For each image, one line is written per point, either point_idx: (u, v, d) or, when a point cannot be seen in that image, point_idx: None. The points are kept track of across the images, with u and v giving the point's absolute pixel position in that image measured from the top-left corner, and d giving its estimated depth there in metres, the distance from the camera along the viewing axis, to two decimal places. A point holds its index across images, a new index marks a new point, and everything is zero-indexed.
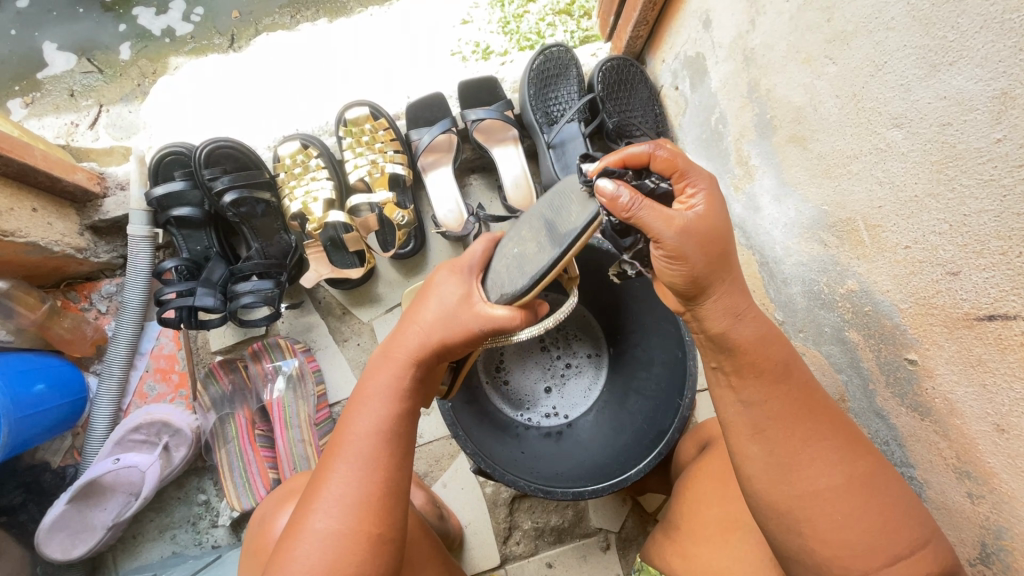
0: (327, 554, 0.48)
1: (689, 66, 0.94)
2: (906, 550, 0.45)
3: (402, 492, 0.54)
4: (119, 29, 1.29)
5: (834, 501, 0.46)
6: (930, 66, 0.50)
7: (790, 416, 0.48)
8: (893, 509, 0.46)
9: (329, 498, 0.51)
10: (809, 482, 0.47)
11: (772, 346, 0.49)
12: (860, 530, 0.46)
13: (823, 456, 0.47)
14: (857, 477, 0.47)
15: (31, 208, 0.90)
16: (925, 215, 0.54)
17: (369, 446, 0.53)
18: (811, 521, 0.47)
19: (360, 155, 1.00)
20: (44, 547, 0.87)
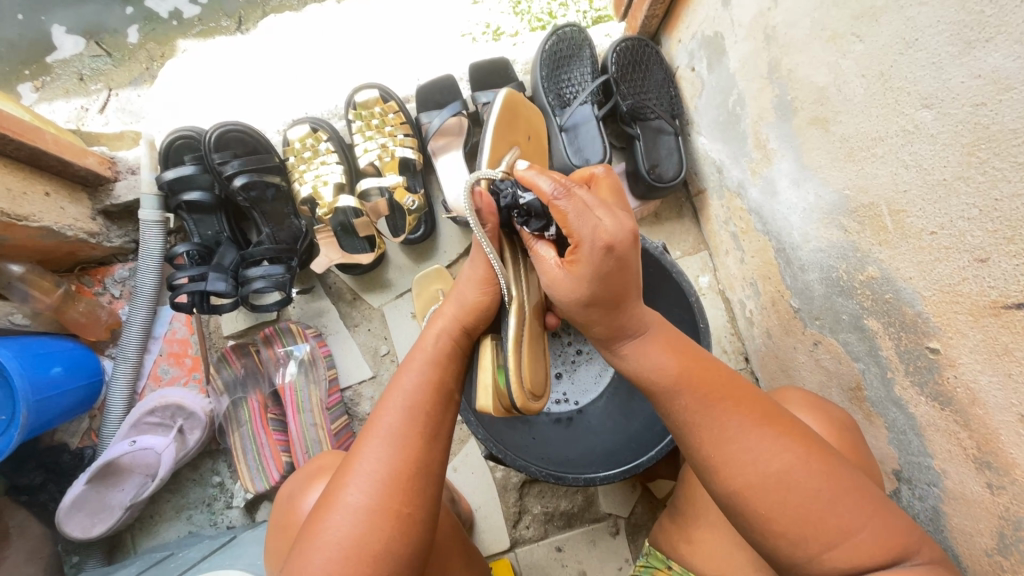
0: (357, 525, 0.49)
1: (706, 46, 0.91)
2: (844, 533, 0.44)
3: (434, 475, 0.54)
4: (126, 12, 1.27)
5: (756, 497, 0.46)
6: (964, 43, 0.48)
7: (704, 416, 0.48)
8: (825, 496, 0.45)
9: (364, 470, 0.51)
10: (726, 485, 0.47)
11: (673, 360, 0.50)
12: (793, 522, 0.45)
13: (742, 455, 0.46)
14: (792, 465, 0.46)
15: (45, 192, 0.91)
16: (953, 200, 0.52)
17: (404, 422, 0.53)
18: (748, 508, 0.46)
19: (370, 138, 0.99)
20: (64, 525, 0.90)
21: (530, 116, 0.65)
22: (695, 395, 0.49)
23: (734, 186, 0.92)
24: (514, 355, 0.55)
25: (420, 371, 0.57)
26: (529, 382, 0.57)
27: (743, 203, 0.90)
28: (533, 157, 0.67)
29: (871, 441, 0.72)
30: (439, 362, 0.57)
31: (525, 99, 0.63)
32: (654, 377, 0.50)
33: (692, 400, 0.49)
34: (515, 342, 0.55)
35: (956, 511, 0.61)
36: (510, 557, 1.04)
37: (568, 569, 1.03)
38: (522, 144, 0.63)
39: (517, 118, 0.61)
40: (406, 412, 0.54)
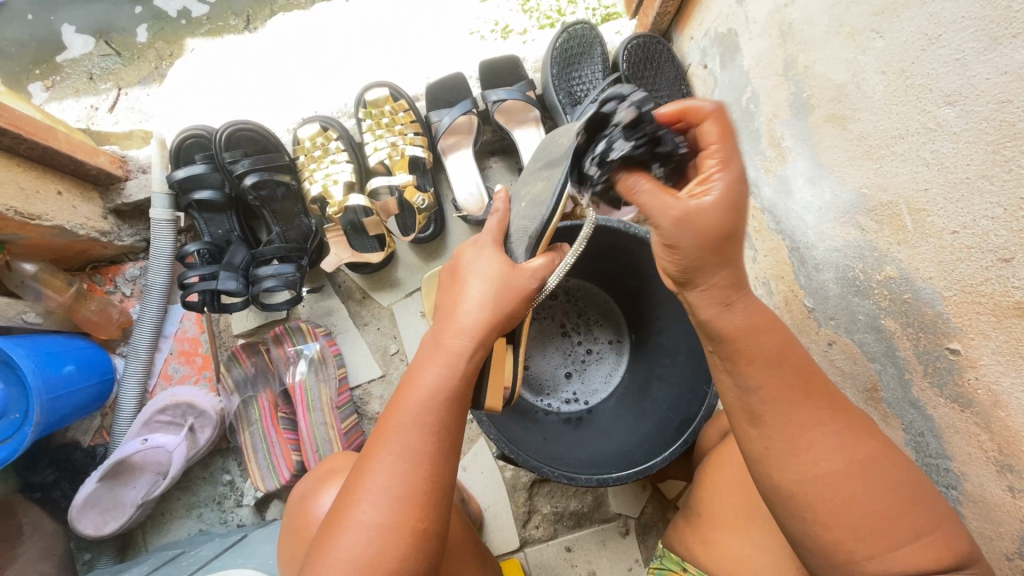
0: (373, 543, 0.49)
1: (719, 43, 0.90)
2: (910, 535, 0.43)
3: (452, 488, 0.53)
4: (135, 11, 1.27)
5: (836, 484, 0.45)
6: (991, 38, 0.47)
7: (790, 397, 0.47)
8: (905, 492, 0.44)
9: (380, 488, 0.50)
10: (790, 474, 0.46)
11: (761, 334, 0.48)
12: (867, 517, 0.44)
13: (832, 438, 0.46)
14: (859, 462, 0.45)
15: (57, 190, 0.91)
16: (976, 199, 0.51)
17: (422, 441, 0.51)
18: (815, 504, 0.45)
19: (380, 137, 0.99)
20: (77, 522, 0.90)
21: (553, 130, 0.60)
22: (788, 373, 0.47)
23: (747, 184, 0.91)
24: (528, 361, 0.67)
25: (437, 382, 0.53)
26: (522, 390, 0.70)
27: (756, 201, 0.90)
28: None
29: None
30: (461, 374, 0.54)
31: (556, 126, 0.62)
32: (748, 345, 0.48)
33: (789, 377, 0.47)
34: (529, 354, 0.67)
35: (974, 514, 0.60)
36: (519, 556, 1.04)
37: (578, 570, 1.03)
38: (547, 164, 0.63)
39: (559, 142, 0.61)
40: (425, 429, 0.52)
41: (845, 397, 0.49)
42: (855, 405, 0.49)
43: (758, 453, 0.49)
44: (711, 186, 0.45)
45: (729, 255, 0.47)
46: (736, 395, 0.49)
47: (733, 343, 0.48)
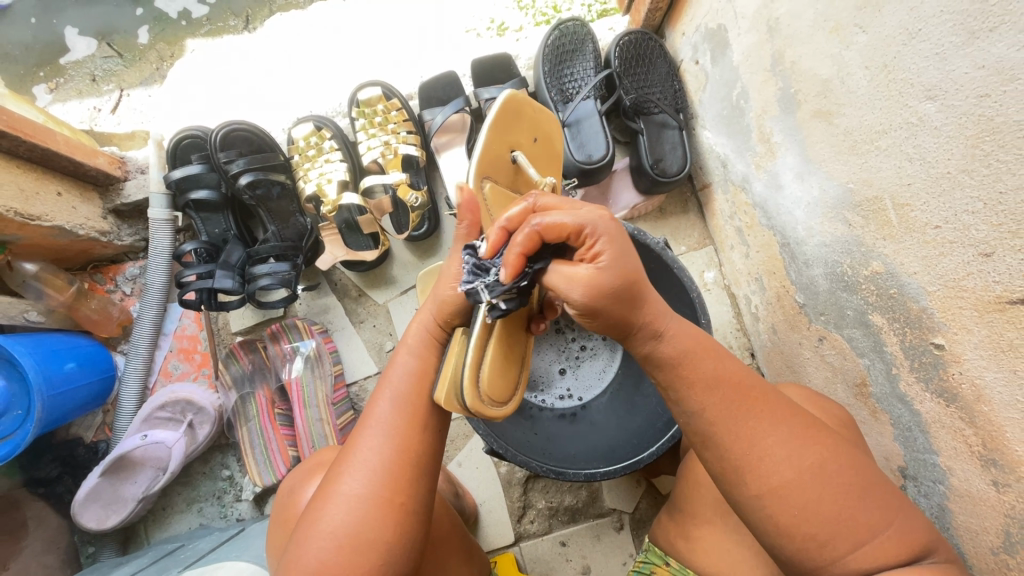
0: (352, 514, 0.51)
1: (710, 39, 0.90)
2: (867, 534, 0.44)
3: (429, 467, 0.56)
4: (137, 13, 1.29)
5: (792, 495, 0.45)
6: (969, 33, 0.47)
7: (736, 411, 0.47)
8: (857, 494, 0.45)
9: (359, 463, 0.53)
10: (748, 490, 0.46)
11: (700, 356, 0.48)
12: (825, 522, 0.45)
13: (780, 449, 0.46)
14: (811, 469, 0.45)
15: (56, 191, 0.92)
16: (957, 193, 0.51)
17: (396, 414, 0.55)
18: (776, 516, 0.45)
19: (373, 136, 1.00)
20: (80, 516, 0.92)
21: (538, 118, 0.62)
22: (729, 389, 0.47)
23: (739, 180, 0.91)
24: (478, 351, 0.50)
25: (407, 364, 0.57)
26: (488, 388, 0.51)
27: (748, 197, 0.90)
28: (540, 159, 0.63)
29: (876, 438, 0.72)
30: (424, 356, 0.57)
31: (532, 101, 0.60)
32: (687, 369, 0.47)
33: (730, 391, 0.47)
34: (481, 339, 0.50)
35: (961, 509, 0.60)
36: (514, 551, 1.05)
37: (572, 564, 1.04)
38: (523, 144, 0.60)
39: (520, 120, 0.59)
40: (397, 405, 0.56)
41: (790, 401, 0.49)
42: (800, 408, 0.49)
43: (714, 470, 0.48)
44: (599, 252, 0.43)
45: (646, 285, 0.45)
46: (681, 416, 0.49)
47: (674, 368, 0.47)
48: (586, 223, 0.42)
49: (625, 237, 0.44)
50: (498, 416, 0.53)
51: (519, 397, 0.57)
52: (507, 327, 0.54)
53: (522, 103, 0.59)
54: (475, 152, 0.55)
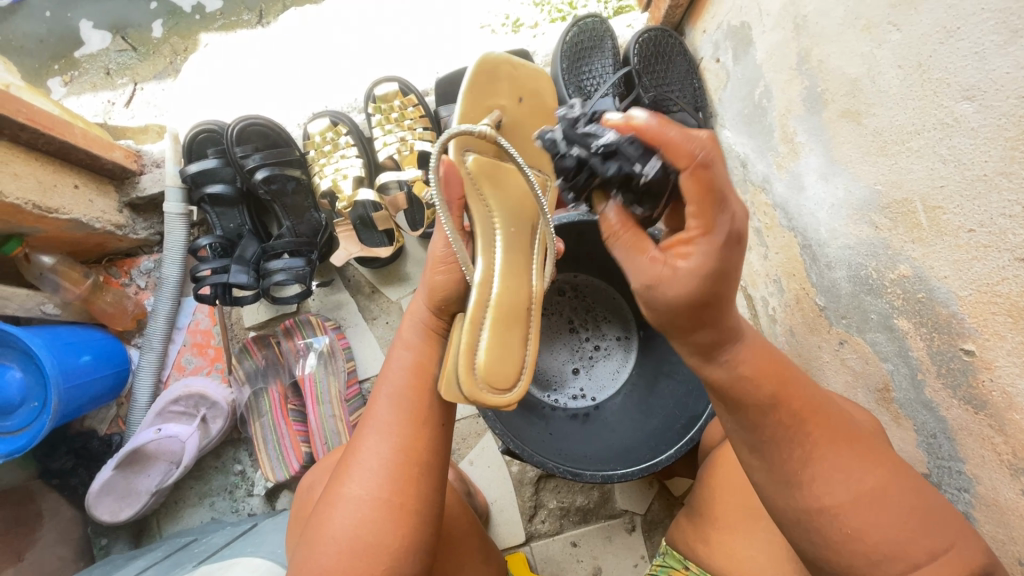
0: (354, 515, 0.51)
1: (732, 37, 0.88)
2: (927, 557, 0.42)
3: (432, 466, 0.54)
4: (151, 7, 1.29)
5: (843, 515, 0.44)
6: (1011, 32, 0.46)
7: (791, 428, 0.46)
8: (915, 519, 0.43)
9: (361, 463, 0.53)
10: (796, 501, 0.45)
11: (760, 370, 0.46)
12: (879, 543, 0.43)
13: (835, 472, 0.44)
14: (869, 491, 0.44)
15: (74, 184, 0.93)
16: (994, 196, 0.50)
17: (393, 412, 0.55)
18: (822, 531, 0.45)
19: (389, 132, 0.99)
20: (94, 508, 0.93)
21: (520, 76, 0.60)
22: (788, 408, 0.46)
23: (759, 180, 0.90)
24: (469, 336, 0.52)
25: (400, 360, 0.58)
26: (485, 373, 0.52)
27: (768, 197, 0.88)
28: (528, 119, 0.61)
29: (898, 443, 0.71)
30: (420, 349, 0.58)
31: (510, 58, 0.59)
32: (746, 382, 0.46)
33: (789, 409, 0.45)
34: (471, 322, 0.52)
35: (987, 518, 0.59)
36: (525, 551, 1.04)
37: (583, 565, 1.03)
38: (507, 105, 0.60)
39: (498, 80, 0.59)
40: (393, 403, 0.56)
41: (853, 422, 0.47)
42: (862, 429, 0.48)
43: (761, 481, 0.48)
44: (689, 257, 0.41)
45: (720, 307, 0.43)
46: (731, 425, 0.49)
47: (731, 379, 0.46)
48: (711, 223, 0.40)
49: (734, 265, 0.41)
50: (501, 404, 0.52)
51: (527, 380, 0.54)
52: (501, 311, 0.53)
53: (499, 65, 0.59)
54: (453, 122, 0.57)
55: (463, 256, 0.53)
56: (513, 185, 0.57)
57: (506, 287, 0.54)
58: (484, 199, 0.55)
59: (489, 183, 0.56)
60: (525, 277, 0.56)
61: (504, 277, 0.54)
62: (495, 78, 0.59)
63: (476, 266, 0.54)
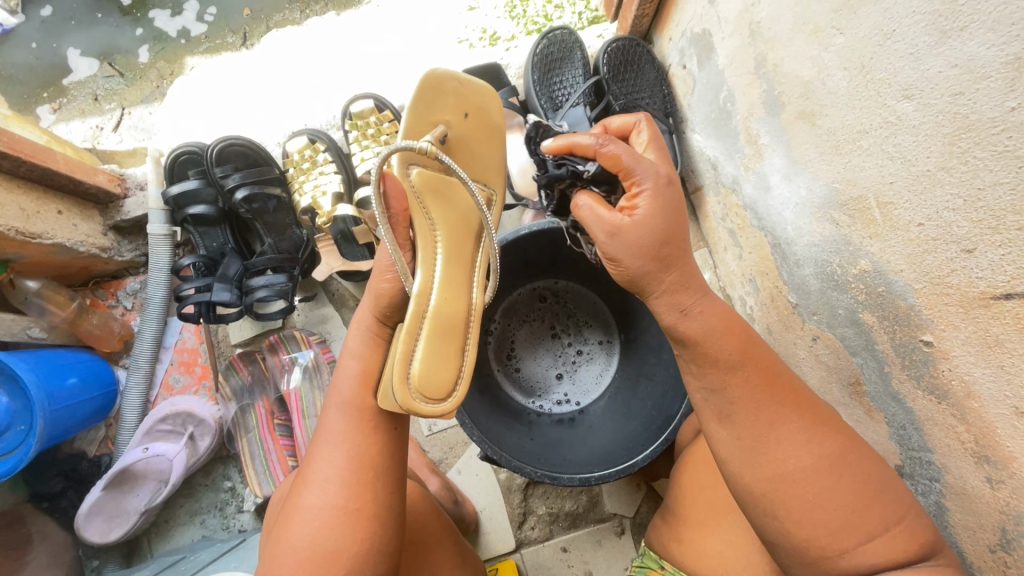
0: (317, 526, 0.51)
1: (696, 43, 0.91)
2: (883, 528, 0.44)
3: (386, 468, 0.56)
4: (137, 33, 1.32)
5: (805, 482, 0.46)
6: (940, 32, 0.48)
7: (755, 398, 0.48)
8: (872, 485, 0.45)
9: (316, 474, 0.54)
10: (772, 464, 0.47)
11: (725, 338, 0.49)
12: (839, 511, 0.45)
13: (796, 436, 0.47)
14: (827, 459, 0.46)
15: (57, 210, 0.94)
16: (938, 191, 0.52)
17: (343, 423, 0.57)
18: (793, 502, 0.46)
19: (367, 147, 1.00)
20: (83, 530, 0.93)
21: (464, 93, 0.63)
22: (751, 377, 0.49)
23: (729, 182, 0.91)
24: (405, 343, 0.53)
25: (351, 370, 0.59)
26: (421, 383, 0.52)
27: (738, 198, 0.90)
28: (471, 134, 0.65)
29: (872, 436, 0.72)
30: (365, 357, 0.60)
31: (453, 74, 0.61)
32: (711, 345, 0.50)
33: (749, 377, 0.48)
34: (408, 332, 0.53)
35: (958, 506, 0.60)
36: (515, 558, 1.04)
37: (574, 570, 1.03)
38: (452, 122, 0.62)
39: (444, 96, 0.61)
40: (342, 414, 0.57)
41: (808, 391, 0.50)
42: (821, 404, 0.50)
43: (726, 454, 0.50)
44: (638, 202, 0.51)
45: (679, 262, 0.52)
46: (709, 399, 0.51)
47: (699, 343, 0.50)
48: (638, 173, 0.51)
49: (674, 204, 0.52)
50: (438, 414, 0.53)
51: (464, 387, 0.56)
52: (441, 321, 0.55)
53: (446, 81, 0.61)
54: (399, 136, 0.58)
55: (403, 268, 0.55)
56: (457, 198, 0.61)
57: (446, 297, 0.56)
58: (428, 212, 0.58)
59: (434, 194, 0.59)
60: (462, 288, 0.58)
61: (442, 287, 0.56)
62: (439, 92, 0.60)
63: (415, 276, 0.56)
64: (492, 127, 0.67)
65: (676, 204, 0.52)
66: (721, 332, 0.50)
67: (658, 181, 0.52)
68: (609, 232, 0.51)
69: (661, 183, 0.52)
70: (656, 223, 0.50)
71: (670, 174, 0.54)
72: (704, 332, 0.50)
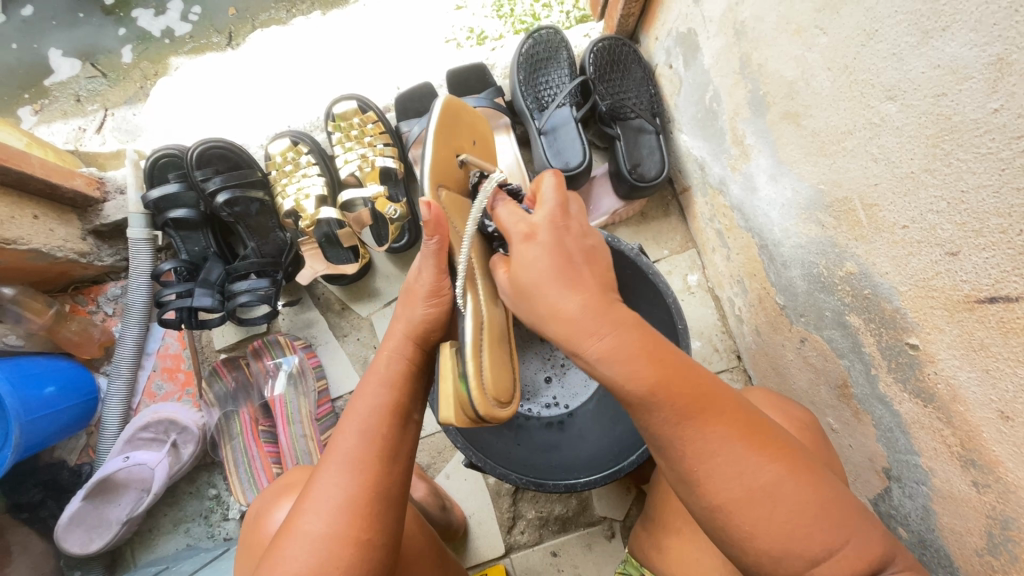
0: (316, 555, 0.49)
1: (681, 43, 0.90)
2: (823, 552, 0.43)
3: (394, 498, 0.53)
4: (120, 33, 1.29)
5: (740, 512, 0.44)
6: (923, 32, 0.47)
7: (683, 433, 0.45)
8: (812, 511, 0.44)
9: (318, 498, 0.51)
10: (707, 495, 0.45)
11: (643, 376, 0.43)
12: (780, 538, 0.44)
13: (727, 468, 0.44)
14: (761, 488, 0.44)
15: (33, 215, 0.92)
16: (922, 193, 0.51)
17: (360, 449, 0.53)
18: (732, 526, 0.45)
19: (349, 149, 0.99)
20: (63, 540, 0.91)
21: (473, 119, 0.63)
22: (673, 411, 0.44)
23: (716, 182, 0.90)
24: (475, 360, 0.50)
25: (376, 396, 0.56)
26: (494, 391, 0.51)
27: (725, 199, 0.89)
28: (480, 161, 0.65)
29: (860, 439, 0.71)
30: (394, 385, 0.57)
31: (468, 103, 0.61)
32: (624, 389, 0.44)
33: (672, 413, 0.44)
34: (474, 347, 0.51)
35: (945, 510, 0.59)
36: (505, 563, 1.04)
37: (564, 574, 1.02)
38: (467, 148, 0.61)
39: (461, 122, 0.59)
40: (360, 437, 0.54)
41: (743, 404, 0.47)
42: (761, 418, 0.47)
43: (671, 480, 0.48)
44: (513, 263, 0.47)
45: (607, 316, 0.44)
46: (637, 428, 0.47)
47: (611, 384, 0.45)
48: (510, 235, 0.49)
49: (545, 256, 0.46)
50: (505, 417, 0.53)
51: (518, 387, 0.57)
52: (492, 333, 0.54)
53: (460, 108, 0.59)
54: (425, 165, 0.53)
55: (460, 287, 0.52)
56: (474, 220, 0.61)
57: (492, 312, 0.55)
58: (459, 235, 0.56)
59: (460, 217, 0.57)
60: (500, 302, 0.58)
61: (489, 304, 0.55)
62: (456, 118, 0.59)
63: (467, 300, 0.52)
64: (491, 151, 0.69)
65: (555, 251, 0.46)
66: (645, 368, 0.43)
67: (518, 239, 0.48)
68: (503, 292, 0.50)
69: (529, 242, 0.47)
70: (525, 281, 0.46)
71: (538, 223, 0.48)
72: (618, 375, 0.43)
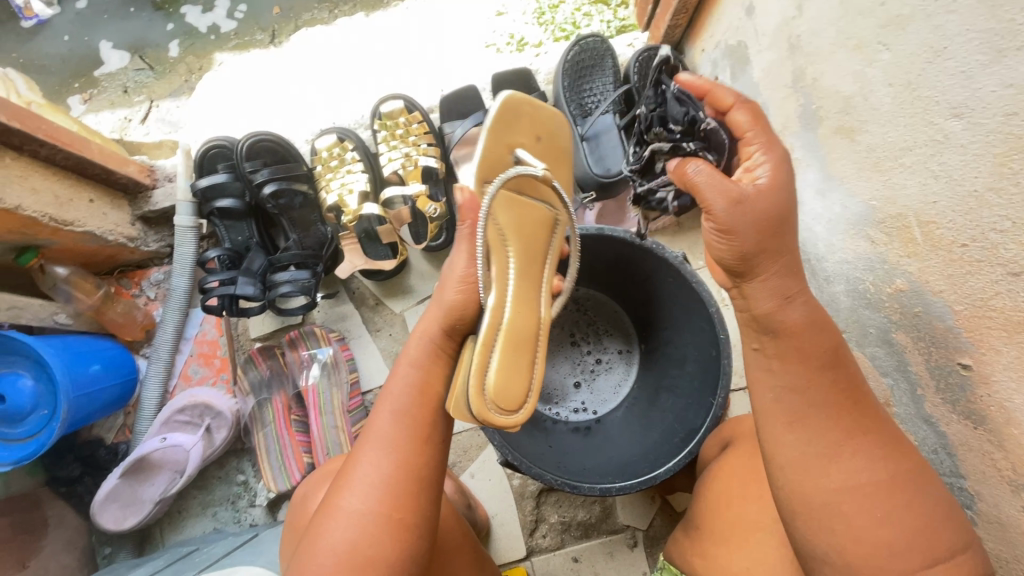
0: (353, 532, 0.51)
1: (729, 55, 0.90)
2: (946, 554, 0.43)
3: (430, 481, 0.55)
4: (168, 28, 1.33)
5: (874, 496, 0.44)
6: (995, 51, 0.47)
7: (831, 407, 0.46)
8: (940, 512, 0.44)
9: (356, 476, 0.54)
10: (846, 473, 0.45)
11: (817, 333, 0.47)
12: (905, 532, 0.43)
13: (871, 450, 0.45)
14: (898, 477, 0.45)
15: (89, 199, 0.95)
16: (985, 212, 0.51)
17: (398, 431, 0.55)
18: (851, 515, 0.44)
19: (394, 148, 1.01)
20: (98, 516, 0.94)
21: (542, 115, 0.62)
22: (827, 388, 0.46)
23: None
24: (480, 357, 0.53)
25: (408, 379, 0.57)
26: (495, 395, 0.53)
27: None
28: (545, 158, 0.63)
29: None
30: (426, 369, 0.58)
31: (531, 99, 0.61)
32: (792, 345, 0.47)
33: (835, 383, 0.46)
34: (483, 344, 0.53)
35: (990, 536, 0.58)
36: (525, 565, 1.04)
37: None
38: (525, 144, 0.61)
39: (520, 119, 0.60)
40: (394, 420, 0.55)
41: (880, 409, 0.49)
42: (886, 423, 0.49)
43: (788, 460, 0.47)
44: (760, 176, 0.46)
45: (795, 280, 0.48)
46: (773, 402, 0.48)
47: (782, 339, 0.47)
48: (764, 148, 0.47)
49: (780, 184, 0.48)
50: (507, 425, 0.54)
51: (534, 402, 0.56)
52: (512, 336, 0.55)
53: (519, 104, 0.60)
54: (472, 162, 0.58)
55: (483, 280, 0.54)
56: (531, 213, 0.58)
57: (517, 314, 0.55)
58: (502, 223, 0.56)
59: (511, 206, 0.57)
60: (533, 305, 0.57)
61: (515, 303, 0.56)
62: (513, 114, 0.60)
63: (489, 295, 0.54)
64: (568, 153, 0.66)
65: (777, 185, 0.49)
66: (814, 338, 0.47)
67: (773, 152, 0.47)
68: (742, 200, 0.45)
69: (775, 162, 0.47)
70: (781, 202, 0.46)
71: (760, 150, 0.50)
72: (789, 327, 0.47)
